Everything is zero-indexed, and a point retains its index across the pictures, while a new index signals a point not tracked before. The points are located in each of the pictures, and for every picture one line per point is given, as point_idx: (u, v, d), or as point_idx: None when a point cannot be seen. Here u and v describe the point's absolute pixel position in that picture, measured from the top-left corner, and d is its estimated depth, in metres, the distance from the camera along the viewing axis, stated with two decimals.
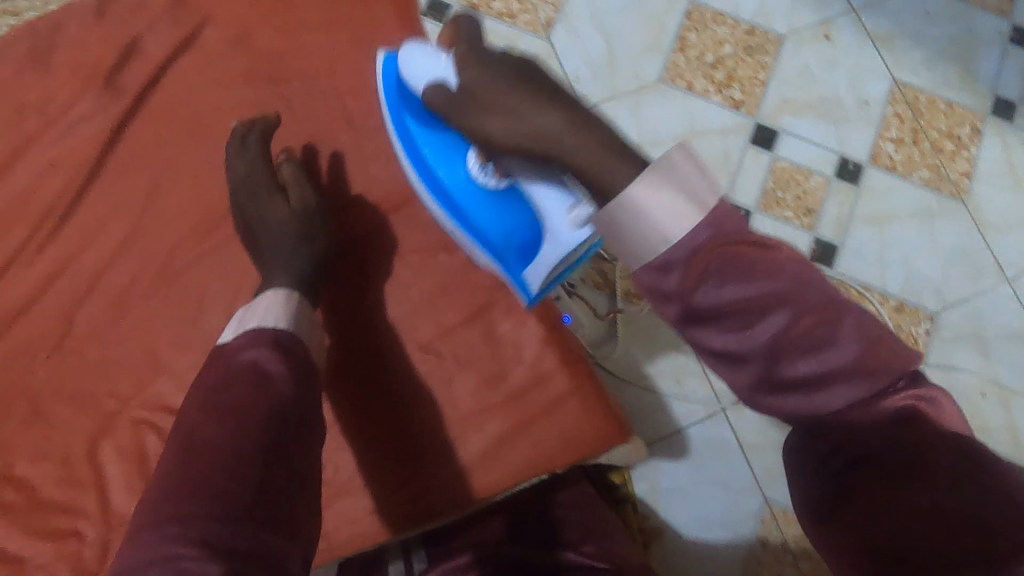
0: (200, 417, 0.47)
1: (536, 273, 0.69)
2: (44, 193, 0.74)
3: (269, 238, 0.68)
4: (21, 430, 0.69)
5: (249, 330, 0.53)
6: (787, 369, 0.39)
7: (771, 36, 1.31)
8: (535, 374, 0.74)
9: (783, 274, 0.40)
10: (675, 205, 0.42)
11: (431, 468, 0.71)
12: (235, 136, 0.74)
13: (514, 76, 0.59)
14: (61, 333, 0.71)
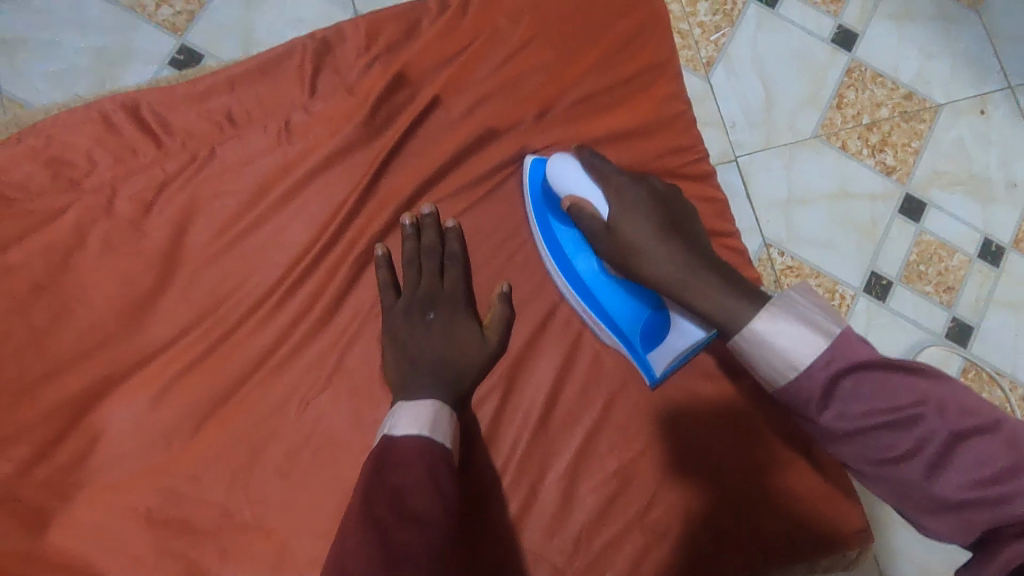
0: (370, 495, 0.54)
1: (663, 356, 0.67)
2: (306, 224, 0.70)
3: (417, 371, 0.64)
4: (274, 476, 0.66)
5: (422, 436, 0.59)
6: (941, 481, 0.47)
7: (927, 103, 1.18)
8: (789, 458, 0.71)
9: (926, 397, 0.47)
10: (798, 334, 0.50)
11: (683, 546, 0.69)
12: (409, 233, 0.69)
13: (663, 224, 0.62)
14: (320, 376, 0.68)
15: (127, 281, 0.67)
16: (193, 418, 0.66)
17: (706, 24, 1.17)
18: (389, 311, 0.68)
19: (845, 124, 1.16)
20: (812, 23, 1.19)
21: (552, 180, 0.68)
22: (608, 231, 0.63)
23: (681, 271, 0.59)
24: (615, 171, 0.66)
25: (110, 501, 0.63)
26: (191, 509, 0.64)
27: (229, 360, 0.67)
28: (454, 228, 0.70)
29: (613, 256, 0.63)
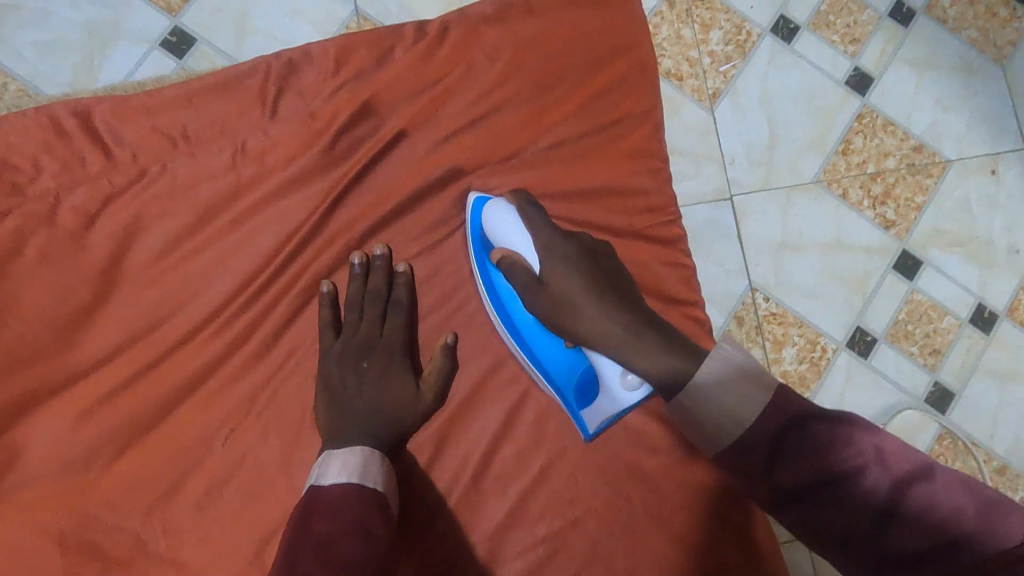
0: (300, 548, 0.52)
1: (596, 411, 0.67)
2: (252, 249, 0.67)
3: (346, 422, 0.63)
4: (194, 510, 0.64)
5: (351, 483, 0.57)
6: (894, 531, 0.45)
7: (936, 158, 1.13)
8: (725, 536, 0.70)
9: (864, 446, 0.48)
10: (737, 394, 0.51)
11: None
12: (356, 273, 0.67)
13: (597, 277, 0.61)
14: (253, 410, 0.66)
15: (62, 296, 0.65)
16: (116, 444, 0.64)
17: (717, 53, 1.12)
18: (325, 354, 0.66)
19: (848, 172, 1.12)
20: (827, 63, 1.14)
21: (488, 228, 0.67)
22: (542, 284, 0.61)
23: (618, 334, 0.58)
24: (549, 221, 0.64)
25: (24, 521, 0.62)
26: (104, 536, 0.63)
27: (158, 386, 0.65)
28: (403, 274, 0.68)
29: (546, 311, 0.61)
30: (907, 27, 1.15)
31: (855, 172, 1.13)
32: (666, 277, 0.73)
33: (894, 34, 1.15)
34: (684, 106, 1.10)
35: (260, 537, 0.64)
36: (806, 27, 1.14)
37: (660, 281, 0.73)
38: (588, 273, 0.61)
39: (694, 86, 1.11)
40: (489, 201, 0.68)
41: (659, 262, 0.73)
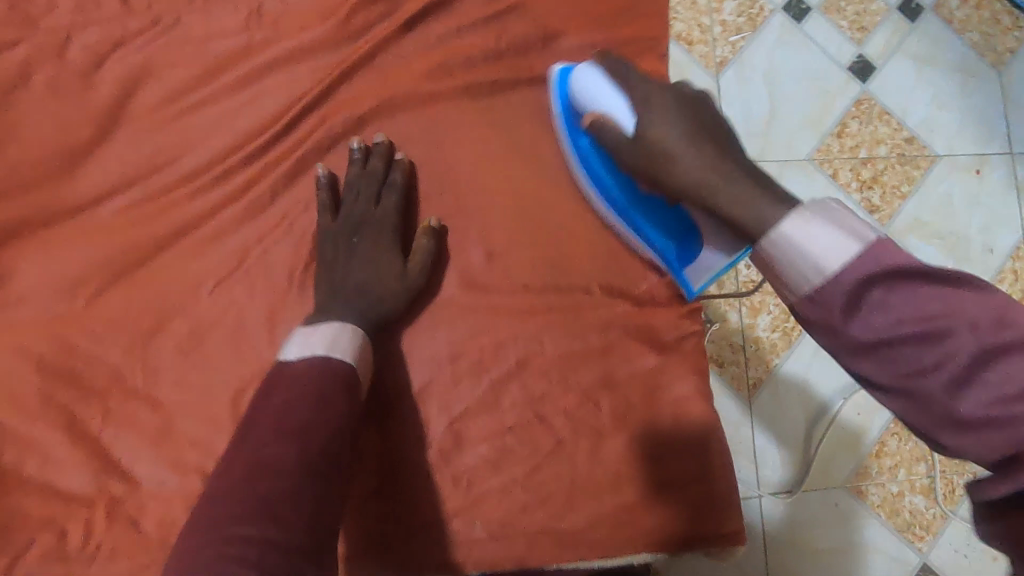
0: (265, 411, 0.53)
1: (699, 272, 0.69)
2: (257, 110, 0.69)
3: (336, 294, 0.65)
4: (174, 354, 0.66)
5: (317, 356, 0.57)
6: (878, 320, 0.41)
7: (926, 151, 1.17)
8: (682, 449, 0.72)
9: (855, 243, 0.42)
10: (826, 236, 0.42)
11: (556, 507, 0.70)
12: (355, 158, 0.70)
13: (701, 127, 0.58)
14: (239, 266, 0.68)
15: (62, 129, 0.66)
16: (103, 280, 0.66)
17: (729, 24, 1.18)
18: (322, 233, 0.68)
19: (841, 154, 1.16)
20: (833, 46, 1.18)
21: (576, 90, 0.67)
22: (635, 138, 0.60)
23: (699, 179, 0.55)
24: (641, 78, 0.63)
25: (8, 337, 0.64)
26: (82, 364, 0.65)
27: (150, 231, 0.67)
28: (402, 161, 0.70)
29: (639, 162, 0.60)
30: (914, 22, 1.19)
31: (846, 156, 1.16)
32: None
33: (901, 27, 1.19)
34: (691, 70, 1.16)
35: (235, 388, 0.66)
36: (817, 10, 1.19)
37: None
38: (692, 125, 0.58)
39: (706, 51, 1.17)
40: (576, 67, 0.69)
41: None
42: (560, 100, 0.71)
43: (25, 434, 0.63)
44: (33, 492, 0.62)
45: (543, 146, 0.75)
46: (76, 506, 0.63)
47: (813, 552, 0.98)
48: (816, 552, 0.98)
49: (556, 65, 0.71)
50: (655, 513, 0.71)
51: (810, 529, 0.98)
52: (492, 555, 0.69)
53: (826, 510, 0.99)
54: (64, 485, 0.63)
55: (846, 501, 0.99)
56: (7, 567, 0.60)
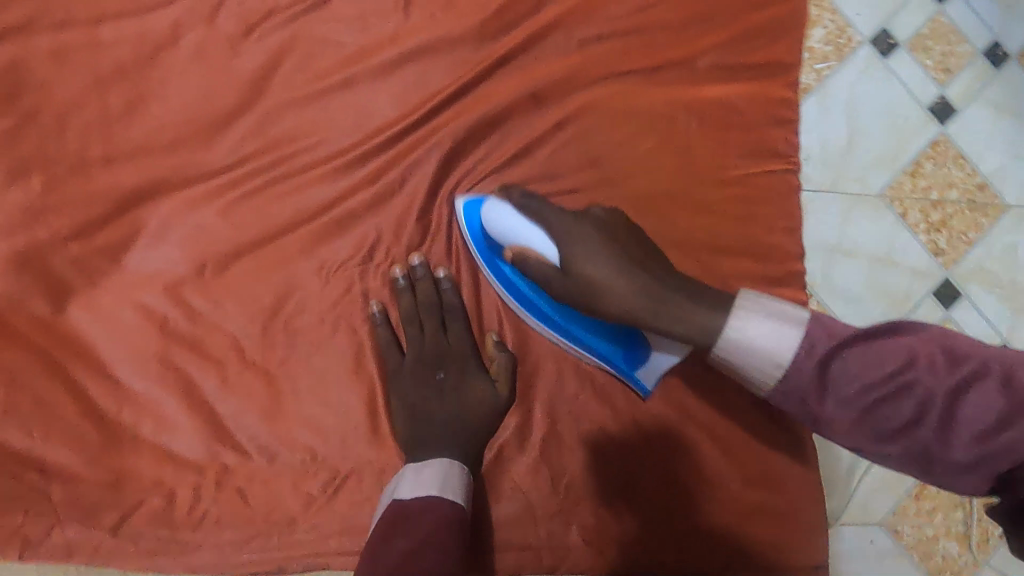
0: (391, 547, 0.52)
1: (648, 373, 0.67)
2: (397, 96, 0.69)
3: (430, 434, 0.62)
4: (294, 331, 0.66)
5: (432, 496, 0.57)
6: (852, 393, 0.46)
7: (997, 200, 1.18)
8: (775, 480, 0.73)
9: (808, 333, 0.47)
10: (770, 335, 0.47)
11: (650, 524, 0.70)
12: (402, 287, 0.67)
13: (627, 258, 0.55)
14: (365, 249, 0.68)
15: (207, 94, 0.65)
16: (231, 249, 0.65)
17: (817, 50, 1.16)
18: (396, 373, 0.66)
19: (912, 194, 1.16)
20: (916, 85, 1.18)
21: (487, 224, 0.64)
22: (562, 273, 0.56)
23: (622, 283, 0.54)
24: (550, 207, 0.60)
25: (134, 296, 0.63)
26: (205, 331, 0.65)
27: (281, 205, 0.66)
28: (449, 279, 0.68)
29: (573, 297, 0.56)
30: (999, 68, 1.21)
31: (918, 197, 1.17)
32: (768, 224, 0.76)
33: (985, 72, 1.20)
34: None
35: (351, 370, 0.67)
36: (904, 46, 1.19)
37: (765, 223, 0.76)
38: (618, 240, 0.57)
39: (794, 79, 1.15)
40: (483, 201, 0.65)
41: (768, 209, 0.77)
42: (472, 234, 0.67)
43: (144, 395, 0.63)
44: (148, 453, 0.62)
45: (668, 161, 0.75)
46: (188, 470, 0.63)
47: None
48: None
49: (460, 199, 0.68)
50: (744, 535, 0.72)
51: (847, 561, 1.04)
52: (584, 563, 0.69)
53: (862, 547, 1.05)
54: (178, 449, 0.63)
55: (881, 543, 1.05)
56: (118, 522, 0.61)
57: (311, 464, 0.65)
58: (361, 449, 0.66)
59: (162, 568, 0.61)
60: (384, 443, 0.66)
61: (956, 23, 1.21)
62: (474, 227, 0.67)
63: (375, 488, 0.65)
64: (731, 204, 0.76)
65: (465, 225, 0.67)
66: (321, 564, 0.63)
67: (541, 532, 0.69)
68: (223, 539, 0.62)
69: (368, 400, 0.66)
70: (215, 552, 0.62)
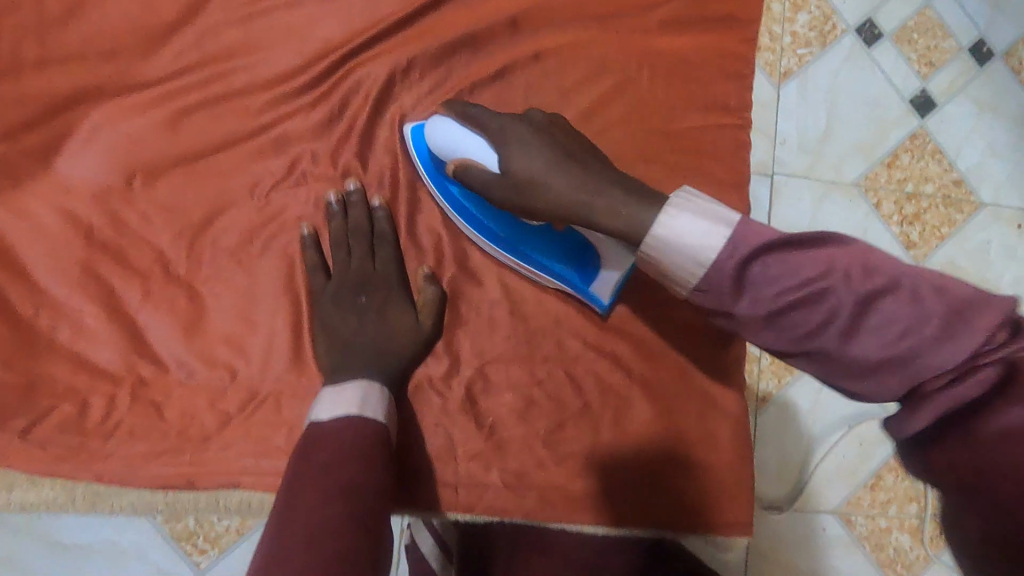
0: (314, 466, 0.50)
1: (604, 286, 0.68)
2: (341, 23, 0.69)
3: (347, 357, 0.62)
4: (223, 249, 0.66)
5: (351, 414, 0.55)
6: (776, 301, 0.43)
7: (972, 198, 1.18)
8: (705, 437, 0.72)
9: (732, 232, 0.44)
10: (696, 227, 0.45)
11: (572, 468, 0.70)
12: (334, 211, 0.67)
13: (559, 151, 0.56)
14: (300, 172, 0.68)
15: (148, 5, 0.65)
16: (163, 161, 0.65)
17: (799, 36, 1.16)
18: (320, 294, 0.65)
19: (887, 185, 1.16)
20: (898, 76, 1.18)
21: (432, 142, 0.64)
22: (504, 176, 0.57)
23: (539, 166, 0.55)
24: (493, 116, 0.61)
25: (60, 202, 0.63)
26: (130, 243, 0.64)
27: (217, 123, 0.66)
28: (382, 208, 0.67)
29: (508, 196, 0.58)
30: (984, 66, 1.19)
31: (892, 188, 1.16)
32: (715, 180, 0.75)
33: (970, 68, 1.19)
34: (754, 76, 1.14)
35: (277, 292, 0.66)
36: (889, 37, 1.18)
37: (712, 177, 0.74)
38: (556, 138, 0.58)
39: (774, 63, 1.15)
40: (425, 123, 0.65)
41: (717, 163, 0.75)
42: (421, 154, 0.67)
43: (63, 301, 0.62)
44: (62, 360, 0.62)
45: (615, 107, 0.74)
46: (103, 380, 0.62)
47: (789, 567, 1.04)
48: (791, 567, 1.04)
49: (407, 126, 0.68)
50: (670, 494, 0.71)
51: (793, 545, 1.05)
52: (502, 503, 0.69)
53: (809, 532, 1.05)
54: (93, 358, 0.62)
55: (831, 529, 1.05)
56: (27, 427, 0.60)
57: (229, 383, 0.65)
58: (283, 371, 0.65)
59: (69, 475, 0.60)
60: (306, 368, 0.65)
61: (943, 17, 1.20)
62: (423, 148, 0.67)
63: (292, 412, 0.65)
64: (679, 154, 0.74)
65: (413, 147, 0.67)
66: (231, 485, 0.63)
67: (459, 470, 0.69)
68: (133, 452, 0.62)
69: (293, 323, 0.66)
70: (124, 463, 0.61)
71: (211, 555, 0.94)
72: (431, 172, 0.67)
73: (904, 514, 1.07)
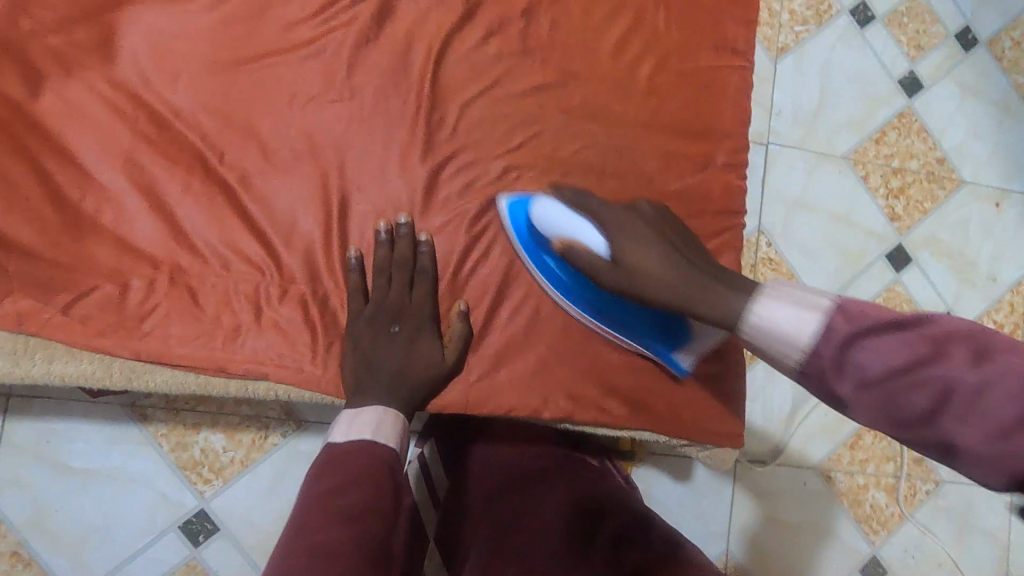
0: (320, 495, 0.55)
1: (687, 353, 0.73)
2: None
3: (373, 379, 0.66)
4: (256, 150, 0.69)
5: (364, 440, 0.60)
6: (873, 377, 0.46)
7: (954, 174, 1.24)
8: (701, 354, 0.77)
9: (835, 319, 0.48)
10: (795, 313, 0.50)
11: (576, 375, 0.73)
12: (382, 241, 0.70)
13: (671, 248, 0.63)
14: (330, 82, 0.71)
15: None
16: (204, 64, 0.69)
17: (797, 14, 1.21)
18: (355, 317, 0.68)
19: (875, 159, 1.22)
20: (889, 57, 1.24)
21: (535, 219, 0.70)
22: (614, 262, 0.64)
23: (654, 269, 0.62)
24: (605, 206, 0.68)
25: (109, 97, 0.67)
26: (171, 138, 0.68)
27: (255, 32, 0.70)
28: (427, 244, 0.70)
29: (621, 284, 0.64)
30: (968, 52, 1.27)
31: (880, 164, 1.23)
32: (719, 114, 0.79)
33: (955, 54, 1.27)
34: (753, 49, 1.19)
35: (309, 196, 0.70)
36: (881, 20, 1.25)
37: (717, 116, 0.79)
38: (647, 230, 0.65)
39: (773, 37, 1.19)
40: (530, 199, 0.71)
41: (721, 96, 0.80)
42: (513, 223, 0.72)
43: (108, 188, 0.66)
44: (105, 242, 0.65)
45: (629, 43, 0.78)
46: (142, 263, 0.66)
47: (771, 521, 1.09)
48: (773, 522, 1.09)
49: (500, 198, 0.73)
50: (666, 412, 0.75)
51: (776, 499, 1.10)
52: (511, 408, 0.71)
53: (792, 485, 1.10)
54: (134, 242, 0.66)
55: (812, 482, 1.11)
56: (70, 302, 0.63)
57: (258, 275, 0.68)
58: (310, 267, 0.69)
59: (107, 350, 0.63)
60: (331, 265, 0.70)
61: (932, 4, 1.27)
62: (516, 220, 0.72)
63: (318, 308, 0.69)
64: (684, 84, 0.79)
65: (508, 220, 0.72)
66: (259, 374, 0.66)
67: (472, 373, 0.71)
68: (166, 333, 0.65)
69: (322, 221, 0.70)
70: (158, 342, 0.64)
71: (215, 485, 0.96)
72: (520, 235, 0.72)
73: (882, 473, 1.13)
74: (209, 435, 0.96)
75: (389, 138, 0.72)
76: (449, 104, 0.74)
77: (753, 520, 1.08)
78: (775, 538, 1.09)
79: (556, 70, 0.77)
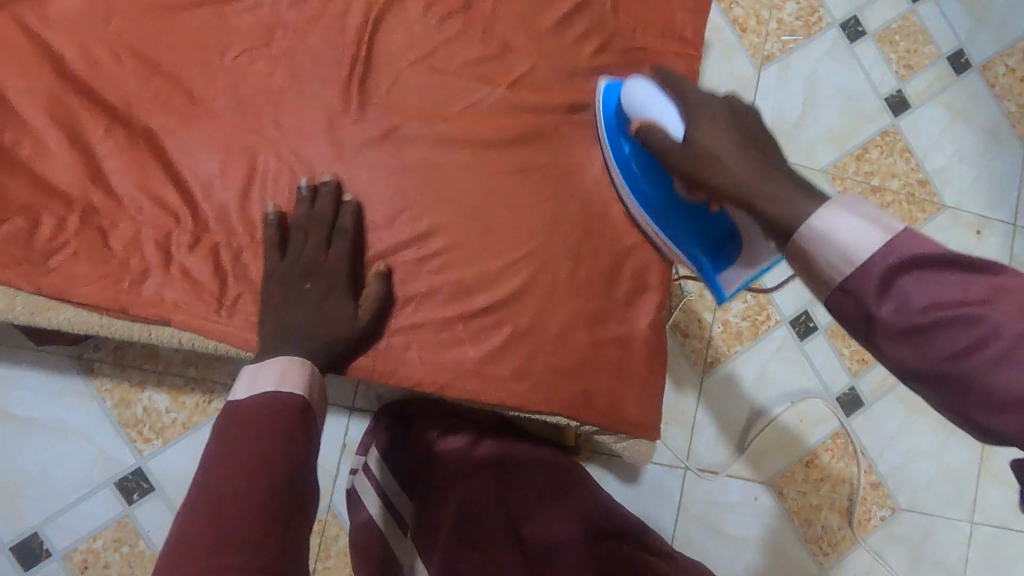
0: (223, 460, 0.49)
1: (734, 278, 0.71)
2: None
3: (279, 335, 0.63)
4: (184, 99, 0.69)
5: (267, 391, 0.55)
6: (916, 310, 0.40)
7: (935, 198, 1.21)
8: (621, 340, 0.76)
9: (889, 242, 0.41)
10: (860, 231, 0.42)
11: (491, 352, 0.72)
12: (303, 197, 0.69)
13: (744, 137, 0.59)
14: (266, 39, 0.72)
15: None
16: (141, 12, 0.69)
17: (786, 23, 1.19)
18: (269, 273, 0.67)
19: (854, 175, 1.19)
20: (877, 73, 1.21)
21: (624, 100, 0.71)
22: (687, 143, 0.61)
23: (726, 154, 0.58)
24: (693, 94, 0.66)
25: (42, 36, 0.67)
26: (100, 80, 0.68)
27: None
28: (350, 204, 0.70)
29: (687, 168, 0.61)
30: (960, 75, 1.23)
31: (859, 180, 1.19)
32: None
33: (946, 76, 1.23)
34: (735, 54, 1.17)
35: (233, 148, 0.70)
36: (872, 36, 1.22)
37: None
38: (732, 126, 0.61)
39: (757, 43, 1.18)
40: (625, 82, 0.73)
41: None
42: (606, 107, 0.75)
43: (31, 124, 0.66)
44: (21, 176, 0.65)
45: (574, 26, 0.78)
46: (57, 200, 0.66)
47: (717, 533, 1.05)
48: (718, 535, 1.04)
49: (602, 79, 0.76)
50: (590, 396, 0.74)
51: (721, 510, 1.05)
52: (419, 377, 0.70)
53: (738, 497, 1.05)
54: (52, 179, 0.66)
55: (760, 497, 1.06)
56: None
57: (174, 222, 0.68)
58: (227, 218, 0.69)
59: (10, 283, 0.63)
60: (248, 218, 0.69)
61: (926, 24, 1.24)
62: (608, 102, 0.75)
63: (230, 261, 0.69)
64: (628, 70, 0.78)
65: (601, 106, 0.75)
66: (162, 321, 0.66)
67: (382, 343, 0.70)
68: (72, 271, 0.65)
69: (244, 174, 0.70)
70: (63, 280, 0.64)
71: (156, 445, 0.94)
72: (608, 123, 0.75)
73: (835, 494, 1.07)
74: (152, 394, 0.95)
75: (321, 99, 0.72)
76: (385, 70, 0.74)
77: (698, 531, 1.04)
78: (724, 550, 1.04)
79: (499, 46, 0.76)
